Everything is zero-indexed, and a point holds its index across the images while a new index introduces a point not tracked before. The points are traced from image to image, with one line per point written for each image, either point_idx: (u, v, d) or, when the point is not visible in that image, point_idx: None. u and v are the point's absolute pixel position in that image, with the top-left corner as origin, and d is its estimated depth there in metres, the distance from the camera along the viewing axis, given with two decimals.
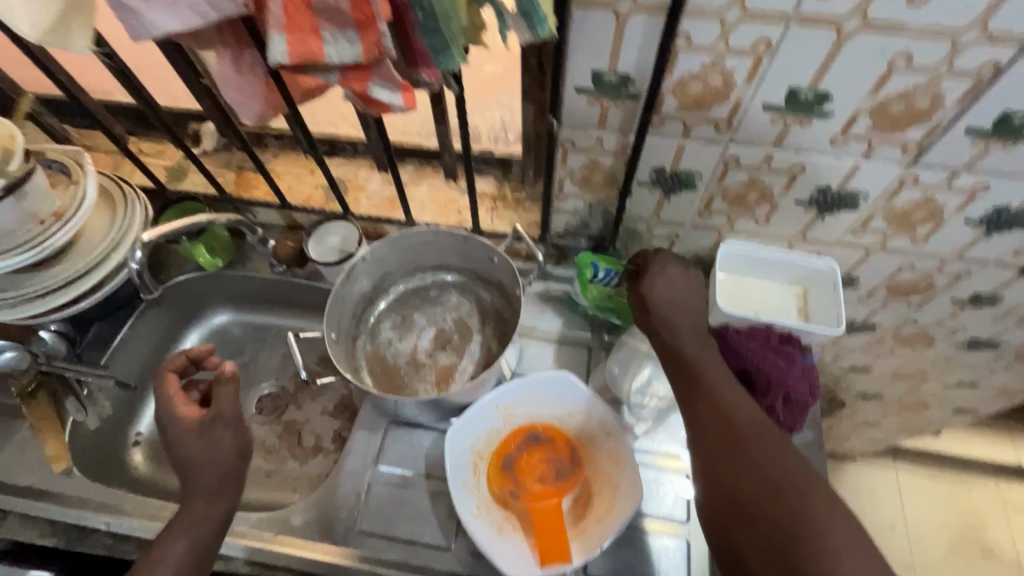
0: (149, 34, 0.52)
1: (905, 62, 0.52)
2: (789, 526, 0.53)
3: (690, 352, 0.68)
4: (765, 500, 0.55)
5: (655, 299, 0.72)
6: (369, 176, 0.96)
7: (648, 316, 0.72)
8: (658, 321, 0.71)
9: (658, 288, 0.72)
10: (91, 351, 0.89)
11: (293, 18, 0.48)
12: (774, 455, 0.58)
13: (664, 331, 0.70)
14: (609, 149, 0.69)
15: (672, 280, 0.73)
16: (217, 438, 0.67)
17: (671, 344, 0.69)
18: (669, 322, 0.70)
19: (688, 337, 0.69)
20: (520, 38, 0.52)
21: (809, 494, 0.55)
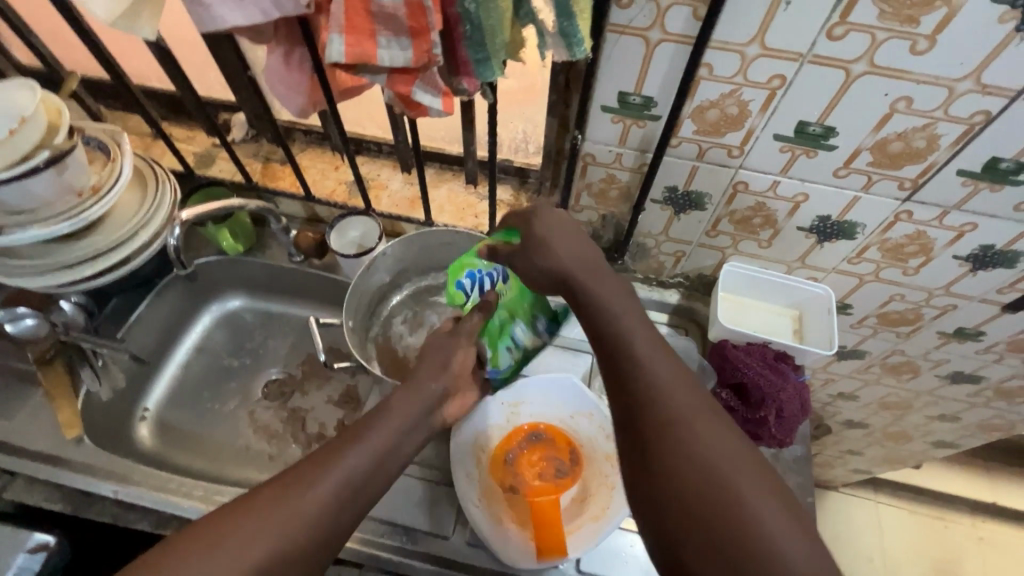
0: (215, 26, 0.56)
1: (905, 105, 0.57)
2: (693, 461, 0.48)
3: (587, 283, 0.62)
4: (664, 432, 0.50)
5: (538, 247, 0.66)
6: (391, 176, 1.00)
7: (531, 257, 0.67)
8: (541, 257, 0.65)
9: (540, 224, 0.66)
10: (108, 325, 0.91)
11: (353, 21, 0.52)
12: (676, 393, 0.52)
13: (554, 266, 0.64)
14: (627, 166, 0.73)
15: (558, 229, 0.66)
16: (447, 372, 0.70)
17: (568, 281, 0.63)
18: (551, 257, 0.65)
19: (583, 269, 0.63)
20: (557, 57, 0.57)
21: (716, 428, 0.50)
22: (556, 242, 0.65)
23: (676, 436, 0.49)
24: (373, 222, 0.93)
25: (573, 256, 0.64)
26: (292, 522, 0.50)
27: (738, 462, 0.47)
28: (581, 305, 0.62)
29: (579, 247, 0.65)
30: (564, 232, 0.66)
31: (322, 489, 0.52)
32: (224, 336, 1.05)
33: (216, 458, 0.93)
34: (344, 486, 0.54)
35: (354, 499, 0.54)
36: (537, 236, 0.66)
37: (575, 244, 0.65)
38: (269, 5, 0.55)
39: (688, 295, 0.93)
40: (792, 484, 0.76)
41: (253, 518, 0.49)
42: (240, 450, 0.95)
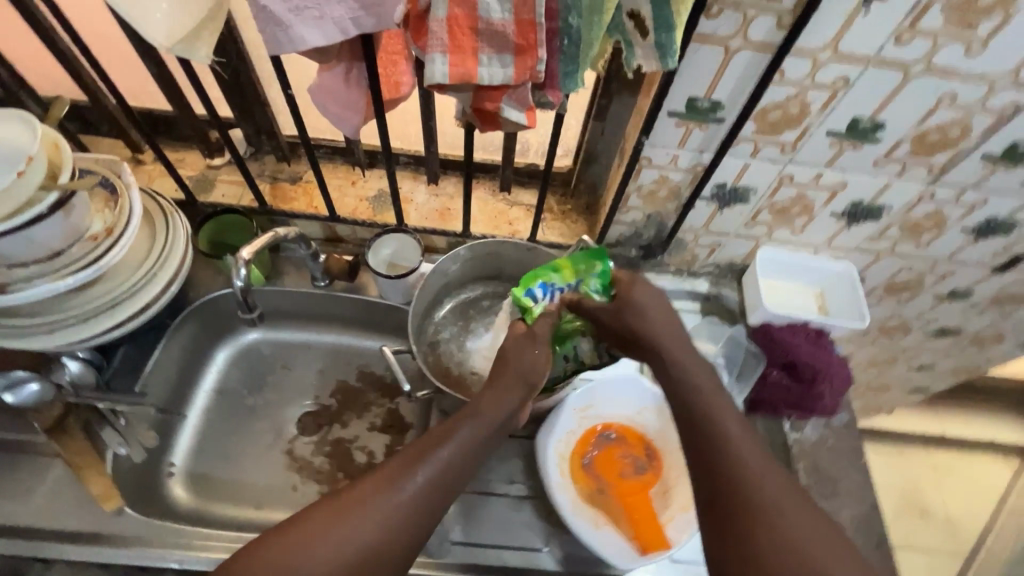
0: (293, 48, 0.51)
1: (949, 100, 0.63)
2: (776, 538, 0.50)
3: (676, 355, 0.65)
4: (756, 512, 0.52)
5: (633, 303, 0.69)
6: (414, 188, 0.96)
7: (623, 317, 0.69)
8: (636, 323, 0.68)
9: (637, 290, 0.70)
10: (121, 378, 0.82)
11: (456, 40, 0.50)
12: (758, 465, 0.55)
13: (641, 332, 0.68)
14: (682, 167, 0.76)
15: (653, 298, 0.70)
16: (523, 374, 0.67)
17: (656, 348, 0.66)
18: (642, 323, 0.68)
19: (672, 340, 0.67)
20: (646, 67, 0.57)
21: (798, 507, 0.52)
22: (648, 311, 0.68)
23: (767, 517, 0.51)
24: (408, 238, 0.89)
25: (663, 327, 0.67)
26: (377, 517, 0.53)
27: (834, 550, 0.50)
28: (668, 373, 0.65)
29: (666, 320, 0.68)
30: (653, 304, 0.69)
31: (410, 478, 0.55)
32: (243, 373, 0.97)
33: (262, 504, 0.87)
34: (431, 479, 0.56)
35: (431, 503, 0.55)
36: (636, 300, 0.69)
37: (665, 318, 0.68)
38: (352, 23, 0.51)
39: (720, 283, 0.98)
40: (845, 450, 0.83)
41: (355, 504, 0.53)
42: (286, 493, 0.89)
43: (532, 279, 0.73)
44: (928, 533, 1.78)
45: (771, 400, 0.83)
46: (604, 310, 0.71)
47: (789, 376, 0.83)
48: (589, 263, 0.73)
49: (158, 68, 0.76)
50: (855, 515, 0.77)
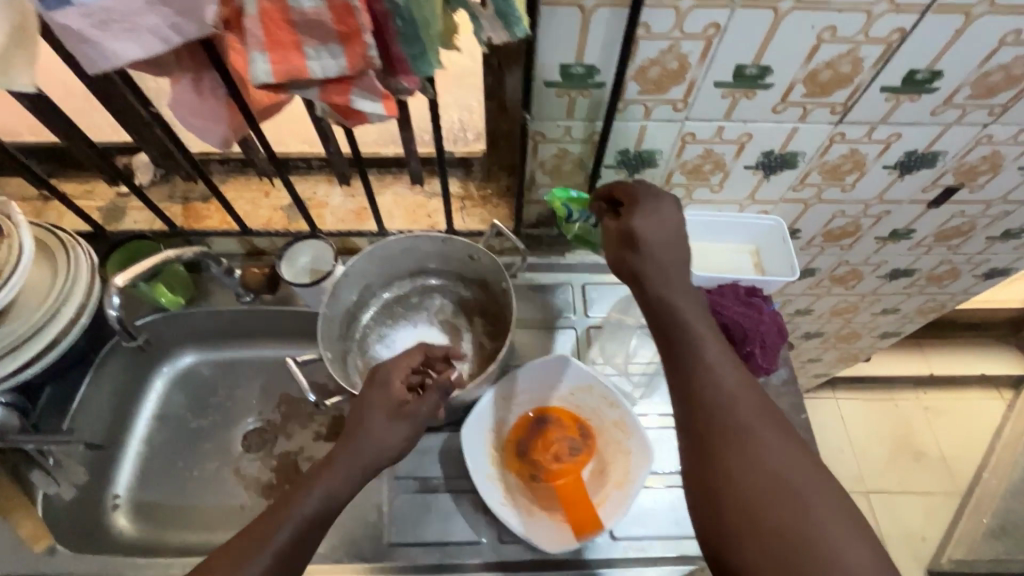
0: (109, 65, 0.49)
1: (830, 34, 0.60)
2: (753, 466, 0.52)
3: (671, 291, 0.63)
4: (737, 442, 0.53)
5: (636, 229, 0.64)
6: (329, 191, 0.94)
7: (625, 245, 0.65)
8: (637, 252, 0.64)
9: (637, 214, 0.65)
10: (49, 418, 0.82)
11: (273, 35, 0.47)
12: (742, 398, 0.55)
13: (642, 262, 0.64)
14: (577, 138, 0.73)
15: (658, 219, 0.65)
16: (381, 435, 0.64)
17: (646, 279, 0.64)
18: (641, 254, 0.64)
19: (667, 273, 0.63)
20: (496, 39, 0.54)
21: (779, 439, 0.53)
22: (646, 239, 0.64)
23: (743, 446, 0.53)
24: (322, 243, 0.88)
25: (662, 256, 0.64)
26: None
27: (813, 482, 0.51)
28: (657, 307, 0.63)
29: (666, 247, 0.64)
30: (655, 228, 0.64)
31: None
32: (185, 397, 0.96)
33: (211, 527, 0.87)
34: (271, 565, 0.55)
35: None
36: (634, 227, 0.65)
37: (666, 242, 0.64)
38: (169, 31, 0.49)
39: None
40: (786, 407, 0.81)
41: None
42: (235, 511, 0.88)
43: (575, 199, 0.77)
44: (923, 475, 1.76)
45: None
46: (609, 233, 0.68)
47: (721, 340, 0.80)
48: None
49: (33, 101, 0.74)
50: None
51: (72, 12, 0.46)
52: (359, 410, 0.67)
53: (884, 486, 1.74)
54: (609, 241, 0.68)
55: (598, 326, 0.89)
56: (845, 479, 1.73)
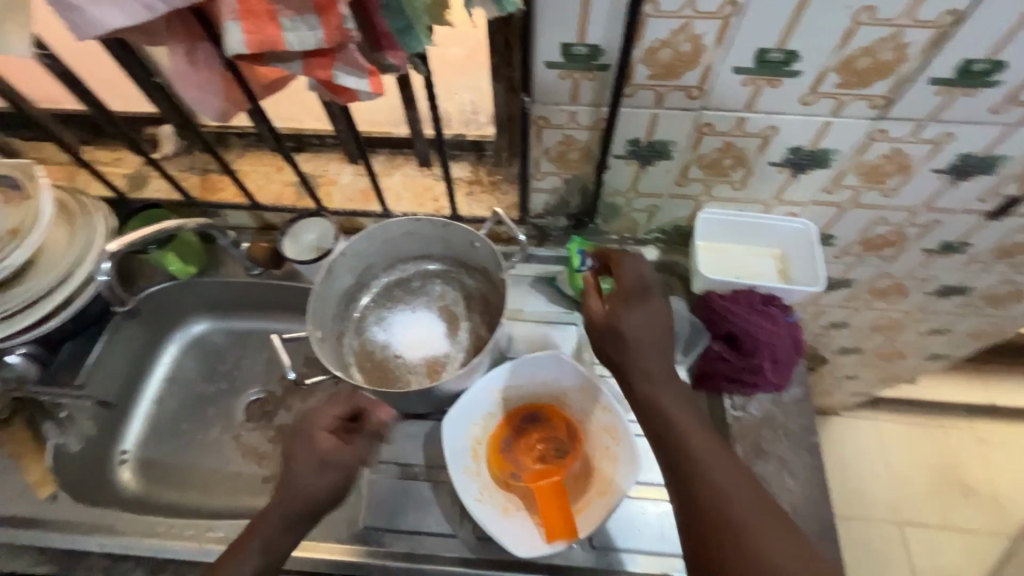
0: (94, 32, 0.49)
1: (869, 16, 0.53)
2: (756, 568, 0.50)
3: (655, 382, 0.64)
4: (736, 544, 0.52)
5: (625, 323, 0.67)
6: (340, 170, 0.93)
7: (611, 340, 0.67)
8: (621, 347, 0.66)
9: (625, 312, 0.67)
10: (64, 372, 0.86)
11: (247, 4, 0.46)
12: (734, 492, 0.55)
13: (625, 358, 0.66)
14: (583, 124, 0.68)
15: (646, 314, 0.67)
16: (324, 485, 0.68)
17: (631, 374, 0.65)
18: (620, 347, 0.67)
19: (655, 367, 0.65)
20: (486, 13, 0.51)
21: (776, 533, 0.52)
22: (632, 331, 0.66)
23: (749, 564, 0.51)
24: (326, 221, 0.88)
25: (648, 352, 0.65)
26: None
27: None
28: (639, 400, 0.64)
29: (651, 345, 0.66)
30: (642, 325, 0.66)
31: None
32: (197, 362, 1.00)
33: (208, 490, 0.90)
34: None
35: None
36: (619, 325, 0.67)
37: (653, 341, 0.66)
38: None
39: (668, 249, 0.90)
40: (795, 429, 0.74)
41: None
42: (231, 478, 0.91)
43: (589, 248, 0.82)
44: (969, 512, 1.61)
45: (710, 374, 0.76)
46: (595, 324, 0.70)
47: (729, 349, 0.76)
48: None
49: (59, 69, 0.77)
50: (799, 500, 0.69)
51: None
52: (296, 446, 0.70)
53: (923, 519, 1.60)
54: (594, 331, 0.70)
55: None
56: (878, 505, 1.62)
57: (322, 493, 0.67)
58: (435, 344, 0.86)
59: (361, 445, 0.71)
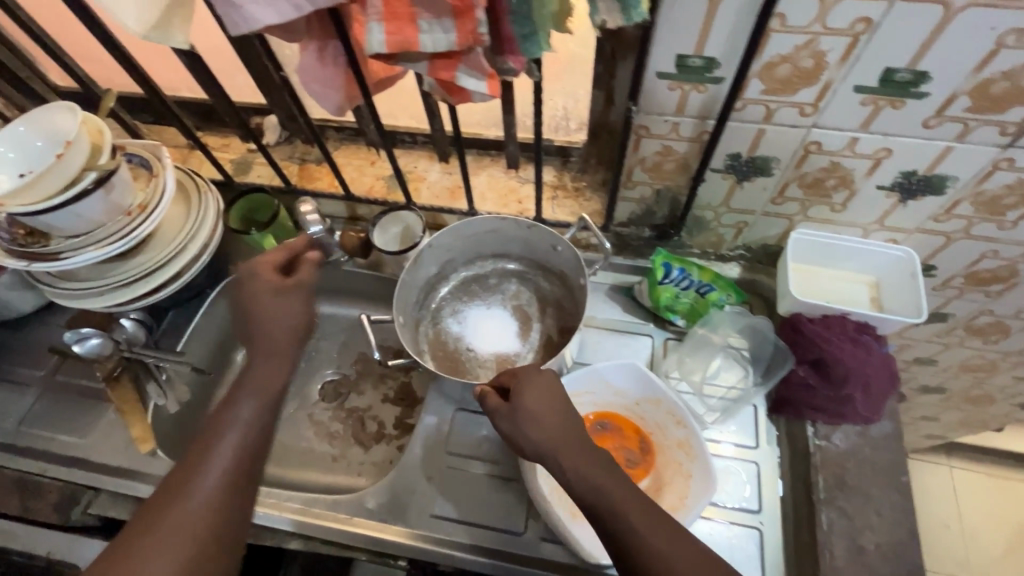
0: (249, 28, 0.53)
1: (1015, 39, 0.50)
2: None
3: (578, 459, 0.58)
4: None
5: (525, 410, 0.61)
6: (428, 167, 0.97)
7: (517, 425, 0.61)
8: (528, 429, 0.61)
9: (525, 393, 0.62)
10: (168, 338, 0.93)
11: (392, 6, 0.48)
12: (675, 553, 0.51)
13: (544, 441, 0.60)
14: (685, 136, 0.68)
15: (545, 390, 0.63)
16: (290, 303, 0.70)
17: (549, 459, 0.59)
18: (535, 431, 0.60)
19: (567, 443, 0.59)
20: (611, 23, 0.52)
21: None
22: (538, 415, 0.61)
23: None
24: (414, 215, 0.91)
25: (560, 429, 0.60)
26: (183, 505, 0.56)
27: None
28: (572, 487, 0.57)
29: (554, 419, 0.61)
30: (541, 402, 0.62)
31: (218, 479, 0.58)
32: None
33: (282, 462, 0.95)
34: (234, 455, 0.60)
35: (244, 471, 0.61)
36: (526, 409, 0.61)
37: (563, 421, 0.61)
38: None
39: (751, 268, 0.88)
40: (883, 465, 0.71)
41: (165, 530, 0.55)
42: (304, 453, 0.95)
43: (676, 258, 0.80)
44: None
45: (795, 400, 0.74)
46: (503, 421, 0.63)
47: (817, 375, 0.73)
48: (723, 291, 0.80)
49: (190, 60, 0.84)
50: (887, 542, 0.66)
51: None
52: (245, 303, 0.69)
53: None
54: (502, 429, 0.63)
55: (677, 338, 0.86)
56: (946, 558, 1.51)
57: (288, 355, 0.68)
58: (507, 341, 0.88)
59: (311, 282, 0.72)
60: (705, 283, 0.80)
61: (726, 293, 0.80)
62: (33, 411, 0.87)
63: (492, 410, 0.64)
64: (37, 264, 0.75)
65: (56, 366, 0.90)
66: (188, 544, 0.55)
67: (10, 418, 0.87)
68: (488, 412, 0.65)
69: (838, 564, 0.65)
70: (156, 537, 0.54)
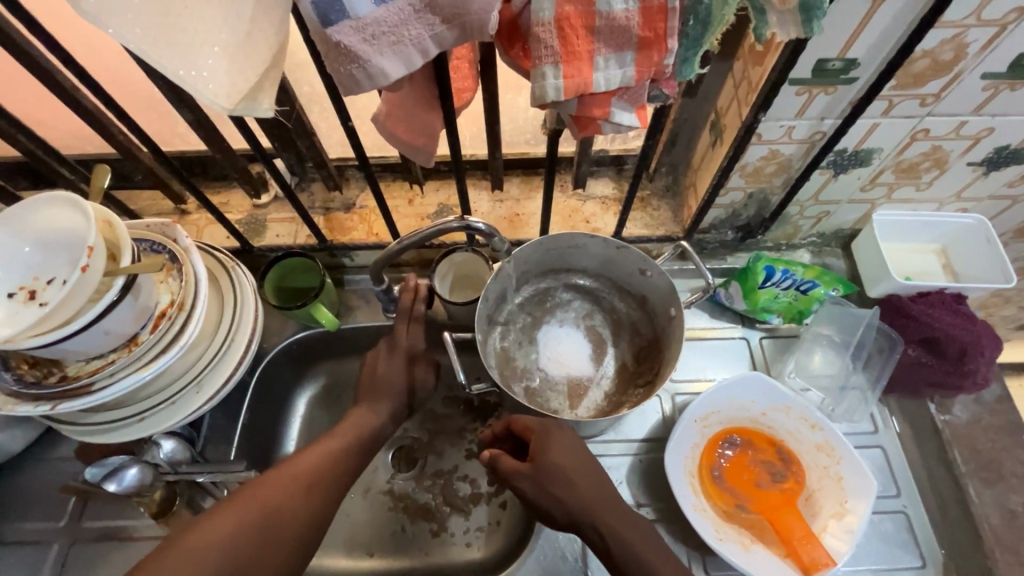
0: (373, 85, 0.42)
1: None
2: None
3: (613, 520, 0.59)
4: None
5: (549, 463, 0.61)
6: (477, 197, 0.87)
7: (542, 485, 0.61)
8: (559, 490, 0.60)
9: (550, 451, 0.61)
10: (215, 447, 0.77)
11: (571, 46, 0.41)
12: None
13: (574, 503, 0.59)
14: (796, 139, 0.66)
15: (568, 443, 0.63)
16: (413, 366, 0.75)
17: (580, 518, 0.59)
18: (567, 494, 0.60)
19: (593, 501, 0.60)
20: (782, 35, 0.47)
21: None
22: (566, 472, 0.60)
23: None
24: (468, 254, 0.81)
25: (589, 487, 0.60)
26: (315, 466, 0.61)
27: None
28: (612, 554, 0.58)
29: (581, 471, 0.61)
30: (569, 458, 0.61)
31: (324, 465, 0.61)
32: (330, 407, 0.88)
33: (376, 551, 0.84)
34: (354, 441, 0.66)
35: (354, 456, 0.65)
36: (553, 470, 0.60)
37: (586, 473, 0.61)
38: (433, 42, 0.41)
39: (821, 252, 0.88)
40: (1003, 427, 0.76)
41: (277, 495, 0.56)
42: (397, 534, 0.85)
43: (779, 260, 0.78)
44: None
45: (912, 381, 0.76)
46: (526, 479, 0.62)
47: (930, 354, 0.75)
48: (830, 285, 0.79)
49: (194, 115, 0.68)
50: None
51: (347, 24, 0.39)
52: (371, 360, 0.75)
53: None
54: (523, 490, 0.62)
55: (770, 336, 0.84)
56: None
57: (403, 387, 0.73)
58: (582, 365, 0.82)
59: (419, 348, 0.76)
60: (808, 280, 0.79)
61: (831, 288, 0.79)
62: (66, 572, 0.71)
63: (511, 471, 0.63)
64: (63, 404, 0.59)
65: (80, 510, 0.74)
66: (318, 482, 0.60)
67: None
68: (507, 472, 0.63)
69: (996, 532, 0.69)
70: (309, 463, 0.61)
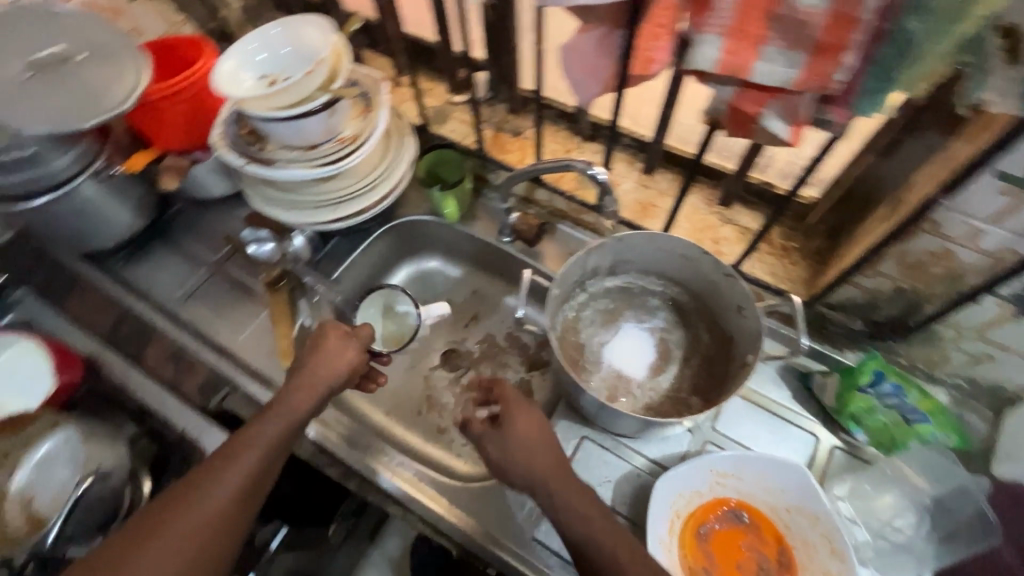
0: (560, 3, 0.48)
1: None
2: None
3: (564, 491, 0.60)
4: None
5: (514, 429, 0.64)
6: (625, 173, 0.89)
7: (502, 446, 0.64)
8: (517, 452, 0.63)
9: (514, 419, 0.64)
10: (327, 262, 0.94)
11: (743, 24, 0.41)
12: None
13: (533, 473, 0.62)
14: (980, 248, 0.56)
15: (530, 417, 0.65)
16: (334, 371, 0.70)
17: (536, 488, 0.61)
18: (520, 456, 0.62)
19: (552, 474, 0.61)
20: (995, 106, 0.42)
21: None
22: (529, 443, 0.63)
23: None
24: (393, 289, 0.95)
25: (546, 459, 0.62)
26: (200, 507, 0.56)
27: None
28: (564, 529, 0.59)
29: (538, 441, 0.63)
30: (529, 428, 0.64)
31: (214, 505, 0.57)
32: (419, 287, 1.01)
33: (390, 412, 0.93)
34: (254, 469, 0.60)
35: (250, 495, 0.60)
36: (514, 436, 0.64)
37: (543, 450, 0.63)
38: None
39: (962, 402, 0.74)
40: None
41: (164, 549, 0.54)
42: (414, 413, 0.92)
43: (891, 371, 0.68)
44: None
45: None
46: (491, 444, 0.65)
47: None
48: (943, 427, 0.68)
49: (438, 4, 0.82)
50: None
51: None
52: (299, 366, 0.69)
53: None
54: (488, 454, 0.65)
55: (847, 450, 0.74)
56: None
57: (314, 394, 0.67)
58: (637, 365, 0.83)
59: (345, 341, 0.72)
60: (919, 411, 0.68)
61: (942, 432, 0.68)
62: (200, 291, 0.94)
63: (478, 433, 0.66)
64: (252, 165, 0.78)
65: (228, 256, 0.96)
66: (206, 528, 0.56)
67: (179, 290, 0.94)
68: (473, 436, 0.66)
69: None
70: (195, 507, 0.56)
